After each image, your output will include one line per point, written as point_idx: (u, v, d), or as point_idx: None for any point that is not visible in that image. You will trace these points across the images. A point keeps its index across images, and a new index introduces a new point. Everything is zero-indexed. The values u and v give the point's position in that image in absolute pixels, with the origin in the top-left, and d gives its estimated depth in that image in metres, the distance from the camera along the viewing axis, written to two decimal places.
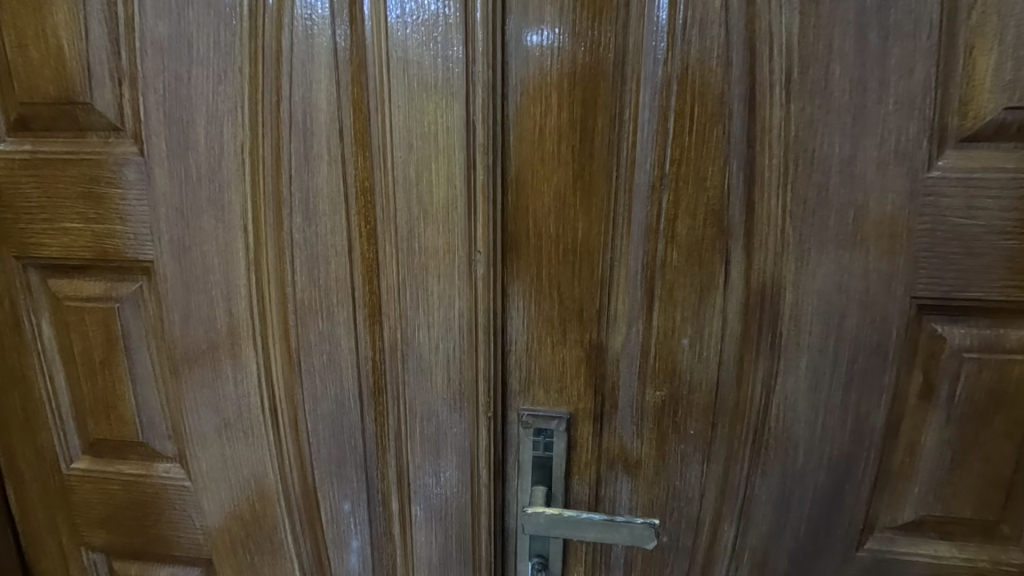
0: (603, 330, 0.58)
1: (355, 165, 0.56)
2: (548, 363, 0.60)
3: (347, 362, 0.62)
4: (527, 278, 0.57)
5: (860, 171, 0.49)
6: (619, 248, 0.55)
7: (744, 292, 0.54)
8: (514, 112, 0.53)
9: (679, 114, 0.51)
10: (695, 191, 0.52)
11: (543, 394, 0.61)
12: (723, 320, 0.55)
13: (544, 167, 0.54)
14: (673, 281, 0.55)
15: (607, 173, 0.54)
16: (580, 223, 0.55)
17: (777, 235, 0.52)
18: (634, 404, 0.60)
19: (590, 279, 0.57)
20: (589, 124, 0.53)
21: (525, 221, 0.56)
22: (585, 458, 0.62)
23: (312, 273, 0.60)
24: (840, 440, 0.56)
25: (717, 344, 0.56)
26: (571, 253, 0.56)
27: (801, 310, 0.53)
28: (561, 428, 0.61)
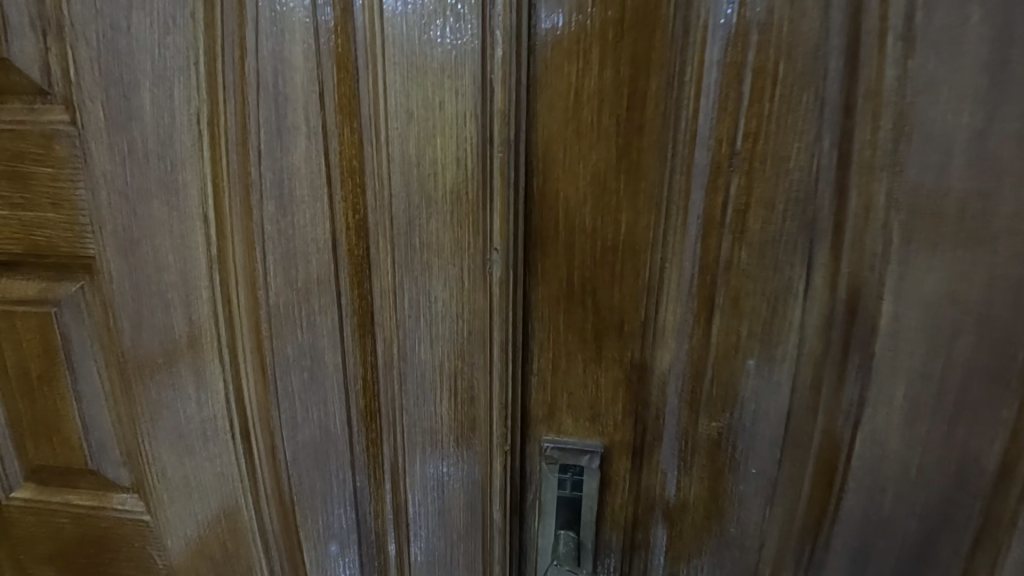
0: (647, 347, 0.47)
1: (340, 139, 0.44)
2: (578, 386, 0.49)
3: (333, 381, 0.51)
4: (554, 282, 0.46)
5: (994, 150, 0.38)
6: (672, 246, 0.44)
7: (830, 301, 0.43)
8: (543, 71, 0.42)
9: (757, 73, 0.40)
10: (773, 175, 0.41)
11: (571, 423, 0.50)
12: (801, 336, 0.44)
13: (579, 142, 0.43)
14: (740, 289, 0.44)
15: (660, 151, 0.42)
16: (623, 214, 0.44)
17: (875, 231, 0.41)
18: (683, 436, 0.49)
19: (634, 285, 0.45)
20: (639, 87, 0.41)
21: (554, 211, 0.45)
22: (620, 499, 0.52)
23: (286, 274, 0.48)
24: (939, 484, 0.45)
25: (792, 367, 0.45)
26: (610, 252, 0.45)
27: (902, 325, 0.42)
28: (593, 464, 0.50)
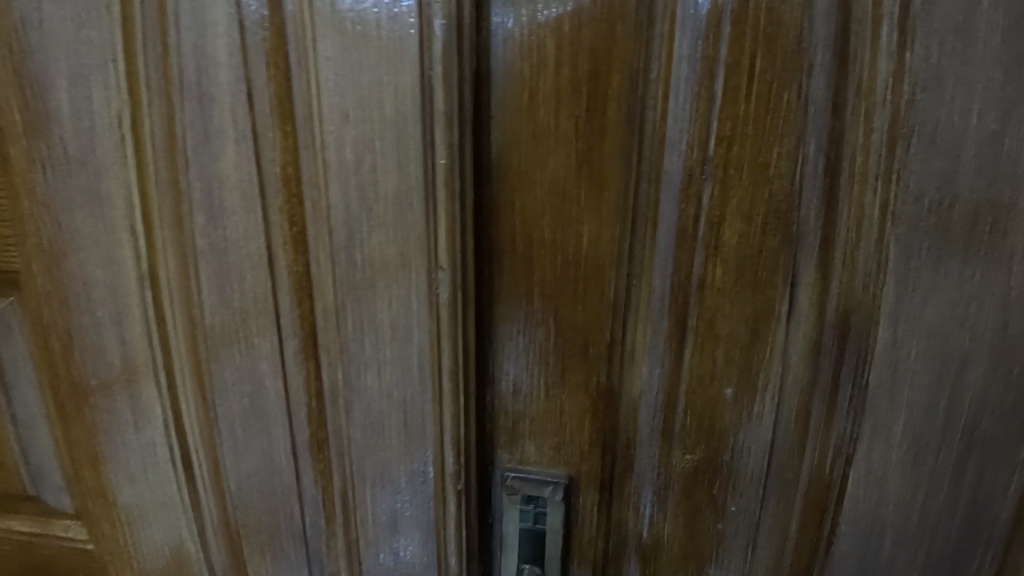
0: (615, 372, 0.42)
1: (272, 143, 0.40)
2: (540, 413, 0.45)
3: (276, 408, 0.47)
4: (511, 300, 0.42)
5: (1007, 155, 0.33)
6: (640, 262, 0.39)
7: (817, 324, 0.38)
8: (494, 67, 0.38)
9: (733, 68, 0.35)
10: (752, 183, 0.36)
11: (534, 451, 0.46)
12: (785, 362, 0.40)
13: (536, 147, 0.39)
14: (716, 310, 0.39)
15: (624, 156, 0.38)
16: (585, 226, 0.39)
17: (868, 247, 0.36)
18: (656, 470, 0.44)
19: (599, 304, 0.41)
20: (600, 84, 0.37)
21: (510, 223, 0.41)
22: (588, 534, 0.47)
23: (220, 293, 0.44)
24: (944, 531, 0.40)
25: (775, 396, 0.40)
26: (573, 267, 0.40)
27: (901, 354, 0.37)
28: (556, 496, 0.46)
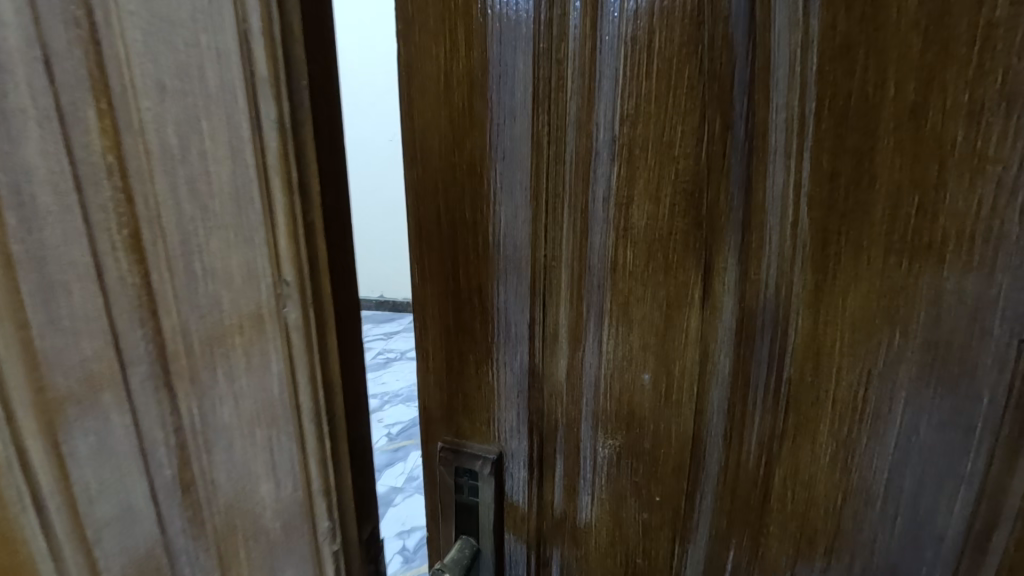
0: (535, 356, 0.38)
1: (88, 113, 0.28)
2: (466, 395, 0.42)
3: (131, 476, 0.32)
4: (434, 272, 0.39)
5: (929, 133, 0.29)
6: (560, 229, 0.35)
7: (737, 308, 0.34)
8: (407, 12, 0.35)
9: (634, 33, 0.31)
10: (654, 155, 0.32)
11: (468, 427, 0.43)
12: (702, 354, 0.36)
13: (449, 111, 0.35)
14: (631, 289, 0.35)
15: (537, 110, 0.33)
16: (502, 188, 0.35)
17: (783, 227, 0.33)
18: (585, 459, 0.40)
19: (521, 275, 0.37)
20: (514, 28, 0.33)
21: (427, 195, 0.37)
22: (521, 513, 0.44)
23: (39, 309, 0.27)
24: (880, 544, 0.36)
25: (697, 391, 0.36)
26: (489, 239, 0.37)
27: (824, 345, 0.34)
28: (487, 471, 0.43)
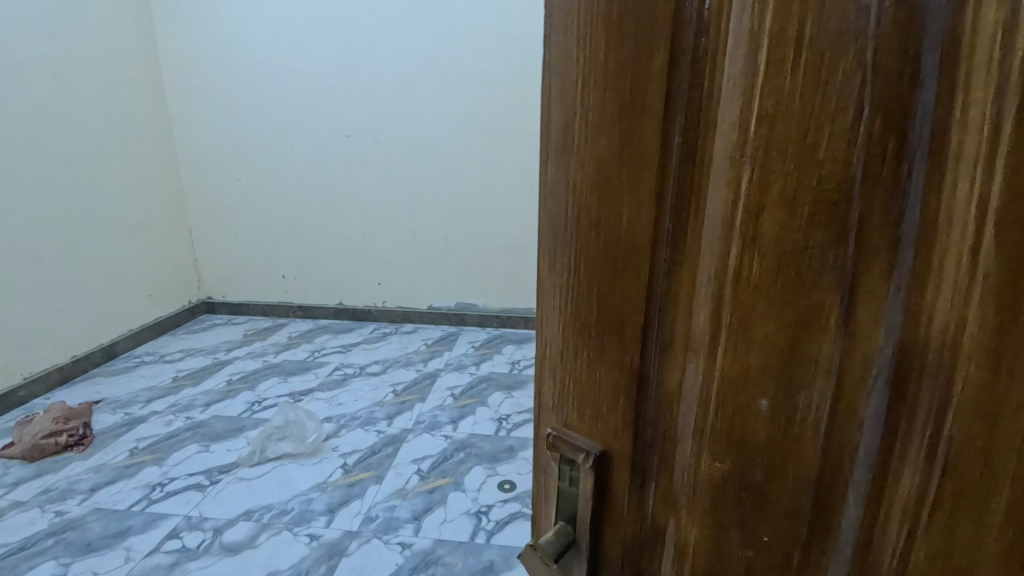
0: (648, 357, 0.41)
1: None
2: (579, 386, 0.46)
3: None
4: (561, 269, 0.45)
5: None
6: (684, 242, 0.38)
7: (889, 340, 0.31)
8: (552, 59, 0.41)
9: (777, 42, 0.30)
10: (795, 168, 0.31)
11: (575, 419, 0.47)
12: (837, 388, 0.33)
13: (586, 128, 0.40)
14: (752, 310, 0.35)
15: (665, 135, 0.36)
16: (625, 203, 0.39)
17: (953, 253, 0.28)
18: (686, 472, 0.40)
19: (636, 285, 0.40)
20: (642, 59, 0.35)
21: (565, 200, 0.43)
22: (622, 515, 0.45)
23: None
24: None
25: (826, 425, 0.34)
26: (614, 245, 0.40)
27: (1006, 402, 0.27)
28: (587, 464, 0.45)
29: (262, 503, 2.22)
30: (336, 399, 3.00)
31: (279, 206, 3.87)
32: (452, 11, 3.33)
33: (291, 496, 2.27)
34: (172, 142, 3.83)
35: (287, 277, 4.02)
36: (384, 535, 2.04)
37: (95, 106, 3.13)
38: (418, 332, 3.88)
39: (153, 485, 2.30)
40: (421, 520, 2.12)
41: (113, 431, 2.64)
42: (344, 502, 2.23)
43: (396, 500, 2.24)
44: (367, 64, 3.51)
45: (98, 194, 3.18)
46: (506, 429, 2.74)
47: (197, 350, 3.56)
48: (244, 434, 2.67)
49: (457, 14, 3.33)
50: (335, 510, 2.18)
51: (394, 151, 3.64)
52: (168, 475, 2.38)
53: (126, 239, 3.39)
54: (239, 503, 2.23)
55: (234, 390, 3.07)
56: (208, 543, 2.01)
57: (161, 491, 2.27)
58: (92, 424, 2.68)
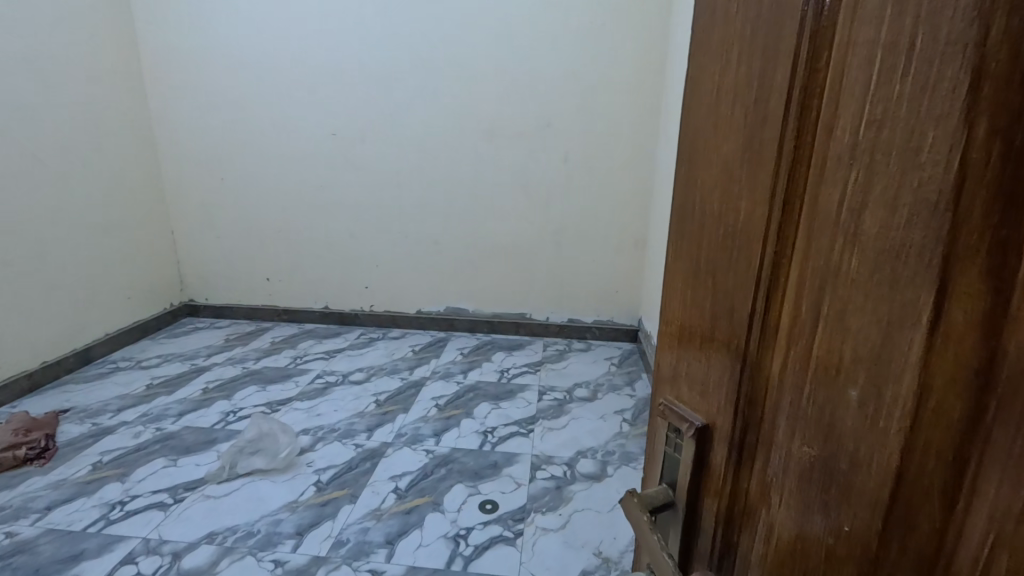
0: (758, 331, 0.53)
1: None
2: (693, 368, 0.64)
3: None
4: (690, 271, 0.64)
5: None
6: (790, 245, 0.48)
7: (984, 333, 0.35)
8: (701, 112, 0.60)
9: (892, 50, 0.37)
10: (898, 175, 0.38)
11: (686, 400, 0.66)
12: (924, 380, 0.38)
13: (720, 159, 0.56)
14: (848, 303, 0.43)
15: (778, 158, 0.49)
16: (745, 212, 0.53)
17: None
18: (785, 451, 0.50)
19: (746, 279, 0.54)
20: (762, 105, 0.50)
21: (699, 212, 0.61)
22: (716, 479, 0.61)
23: None
24: None
25: (911, 413, 0.39)
26: (731, 249, 0.56)
27: None
28: (691, 434, 0.64)
29: (226, 525, 2.16)
30: (314, 410, 3.05)
31: (269, 210, 4.06)
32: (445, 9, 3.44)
33: (260, 516, 2.22)
34: (154, 144, 4.03)
35: (271, 280, 4.26)
36: (354, 561, 1.99)
37: (71, 104, 3.30)
38: (404, 338, 4.08)
39: (113, 504, 2.27)
40: (394, 545, 2.07)
41: (77, 443, 2.71)
42: (315, 523, 2.18)
43: (371, 522, 2.19)
44: (356, 67, 3.64)
45: (71, 193, 3.32)
46: (491, 443, 2.75)
47: (173, 356, 3.77)
48: (215, 448, 2.70)
49: (444, 17, 3.45)
50: (305, 532, 2.13)
51: (376, 157, 3.81)
52: (130, 492, 2.36)
53: (99, 241, 3.56)
54: (201, 525, 2.16)
55: (209, 398, 3.19)
56: (164, 570, 1.93)
57: (121, 510, 2.23)
58: (56, 436, 2.76)
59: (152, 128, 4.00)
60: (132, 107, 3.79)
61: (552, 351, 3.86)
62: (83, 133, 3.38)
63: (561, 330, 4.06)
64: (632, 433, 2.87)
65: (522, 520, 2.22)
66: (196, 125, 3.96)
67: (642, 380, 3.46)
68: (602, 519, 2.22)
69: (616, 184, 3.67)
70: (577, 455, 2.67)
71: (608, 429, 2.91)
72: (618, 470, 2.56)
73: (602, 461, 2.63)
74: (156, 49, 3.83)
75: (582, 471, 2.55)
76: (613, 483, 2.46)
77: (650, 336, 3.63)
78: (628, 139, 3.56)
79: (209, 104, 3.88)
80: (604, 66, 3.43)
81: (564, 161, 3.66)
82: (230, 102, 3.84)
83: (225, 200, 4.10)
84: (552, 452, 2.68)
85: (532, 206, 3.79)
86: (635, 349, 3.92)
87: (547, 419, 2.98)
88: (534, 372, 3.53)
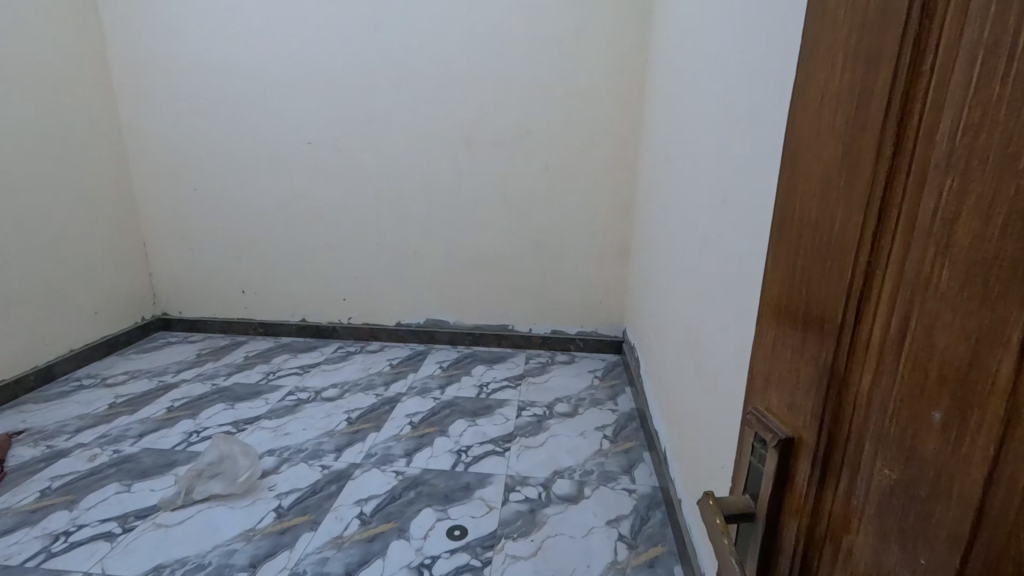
0: (848, 346, 0.46)
1: None
2: (781, 376, 0.57)
3: None
4: (778, 274, 0.57)
5: None
6: (887, 249, 0.41)
7: None
8: (799, 98, 0.52)
9: (1000, 21, 0.31)
10: (994, 182, 0.32)
11: (775, 407, 0.58)
12: (1014, 409, 0.31)
13: (817, 151, 0.49)
14: (939, 312, 0.36)
15: (877, 151, 0.42)
16: (839, 212, 0.46)
17: None
18: (870, 475, 0.43)
19: (838, 284, 0.47)
20: (870, 81, 0.42)
21: (793, 209, 0.53)
22: (799, 498, 0.53)
23: None
24: None
25: (995, 446, 0.32)
26: (826, 248, 0.48)
27: None
28: (775, 445, 0.56)
29: (176, 557, 1.98)
30: (283, 429, 2.88)
31: (241, 220, 3.89)
32: (421, 11, 3.34)
33: (213, 546, 2.04)
34: (121, 149, 3.84)
35: (247, 293, 4.08)
36: None
37: (31, 110, 3.11)
38: (383, 351, 3.91)
39: (57, 535, 2.08)
40: None
41: (27, 468, 2.50)
42: (270, 554, 2.00)
43: (330, 551, 2.03)
44: (329, 71, 3.51)
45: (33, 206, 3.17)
46: (464, 463, 2.60)
47: (141, 372, 3.55)
48: (173, 471, 2.50)
49: (421, 19, 3.35)
50: (259, 564, 1.96)
51: (351, 164, 3.67)
52: (77, 522, 2.17)
53: (61, 256, 3.38)
54: (148, 558, 1.98)
55: (174, 416, 2.99)
56: None
57: (64, 542, 2.05)
58: (4, 459, 2.55)
59: (120, 133, 3.82)
60: (100, 111, 3.62)
61: (534, 364, 3.74)
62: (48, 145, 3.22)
63: (544, 342, 3.95)
64: (613, 450, 2.75)
65: (492, 547, 2.06)
66: (167, 132, 3.80)
67: (625, 394, 3.34)
68: (576, 545, 2.08)
69: (594, 196, 3.60)
70: (554, 475, 2.53)
71: (587, 446, 2.78)
72: (596, 491, 2.43)
73: (580, 481, 2.49)
74: (126, 54, 3.65)
75: (558, 492, 2.41)
76: (590, 505, 2.33)
77: (632, 347, 3.53)
78: (609, 146, 3.49)
79: (180, 108, 3.72)
80: (585, 71, 3.36)
81: (543, 169, 3.57)
82: (199, 105, 3.68)
83: (195, 208, 3.92)
84: (527, 472, 2.54)
85: (512, 214, 3.69)
86: (620, 361, 3.81)
87: (525, 437, 2.84)
88: (514, 387, 3.39)
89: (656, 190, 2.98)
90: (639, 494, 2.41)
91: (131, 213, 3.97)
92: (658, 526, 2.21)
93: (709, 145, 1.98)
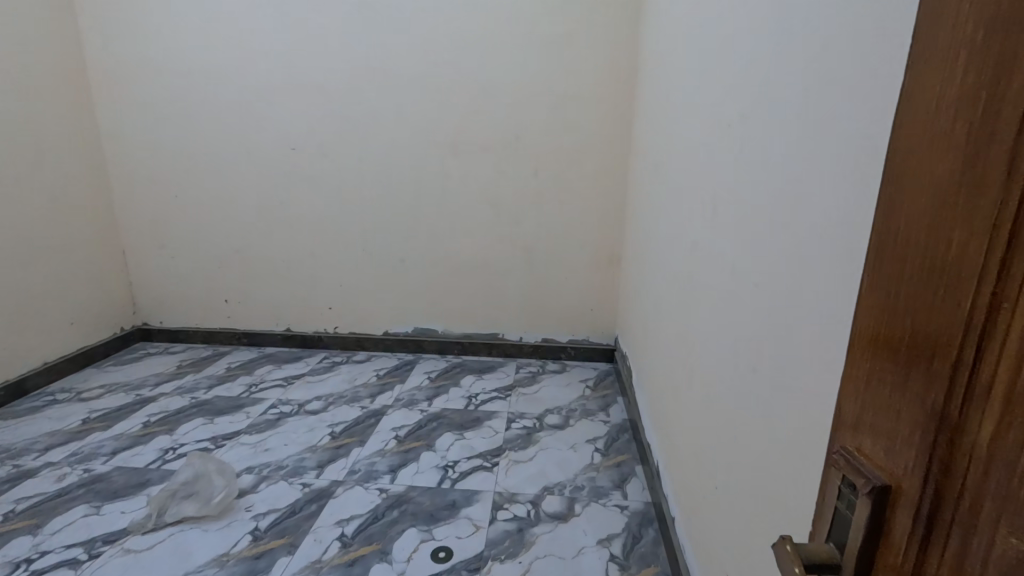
0: (968, 391, 0.37)
1: None
2: (876, 413, 0.48)
3: None
4: (875, 298, 0.48)
5: None
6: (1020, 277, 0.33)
7: None
8: (908, 94, 0.43)
9: None
10: None
11: (867, 445, 0.49)
12: None
13: (932, 158, 0.40)
14: None
15: (1006, 158, 0.33)
16: (957, 232, 0.38)
17: None
18: (1001, 548, 0.35)
19: (954, 316, 0.38)
20: (1000, 73, 0.34)
21: (897, 225, 0.45)
22: (898, 557, 0.44)
23: None
24: None
25: None
26: (939, 273, 0.40)
27: None
28: (867, 491, 0.48)
29: None
30: (263, 445, 2.73)
31: (223, 226, 3.74)
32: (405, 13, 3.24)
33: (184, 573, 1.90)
34: (99, 154, 3.67)
35: (230, 302, 3.93)
36: None
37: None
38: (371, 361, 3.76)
39: (17, 564, 1.93)
40: None
41: None
42: None
43: None
44: (310, 73, 3.38)
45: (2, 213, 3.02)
46: (450, 479, 2.46)
47: (117, 385, 3.37)
48: (146, 491, 2.34)
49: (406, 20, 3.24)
50: None
51: (335, 169, 3.54)
52: (40, 548, 2.02)
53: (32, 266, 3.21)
54: None
55: (150, 433, 2.82)
56: None
57: (25, 571, 1.90)
58: None
59: (99, 138, 3.66)
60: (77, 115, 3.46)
61: (524, 374, 3.62)
62: (18, 150, 3.06)
63: (535, 351, 3.83)
64: (604, 464, 2.63)
65: (478, 570, 1.94)
66: (145, 136, 3.64)
67: (617, 404, 3.23)
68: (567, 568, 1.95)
69: (584, 201, 3.49)
70: (543, 491, 2.40)
71: (579, 459, 2.66)
72: (588, 508, 2.30)
73: (570, 497, 2.36)
74: (103, 56, 3.50)
75: (547, 510, 2.27)
76: (580, 524, 2.20)
77: (624, 356, 3.42)
78: (598, 150, 3.39)
79: (162, 111, 3.56)
80: (573, 73, 3.26)
81: (533, 175, 3.47)
82: (181, 109, 3.53)
83: (175, 214, 3.76)
84: (517, 489, 2.41)
85: (501, 219, 3.58)
86: (612, 370, 3.70)
87: (515, 451, 2.71)
88: (504, 398, 3.26)
89: (647, 195, 2.89)
90: (631, 510, 2.29)
91: (112, 220, 3.80)
92: (651, 545, 2.09)
93: (701, 151, 1.88)
